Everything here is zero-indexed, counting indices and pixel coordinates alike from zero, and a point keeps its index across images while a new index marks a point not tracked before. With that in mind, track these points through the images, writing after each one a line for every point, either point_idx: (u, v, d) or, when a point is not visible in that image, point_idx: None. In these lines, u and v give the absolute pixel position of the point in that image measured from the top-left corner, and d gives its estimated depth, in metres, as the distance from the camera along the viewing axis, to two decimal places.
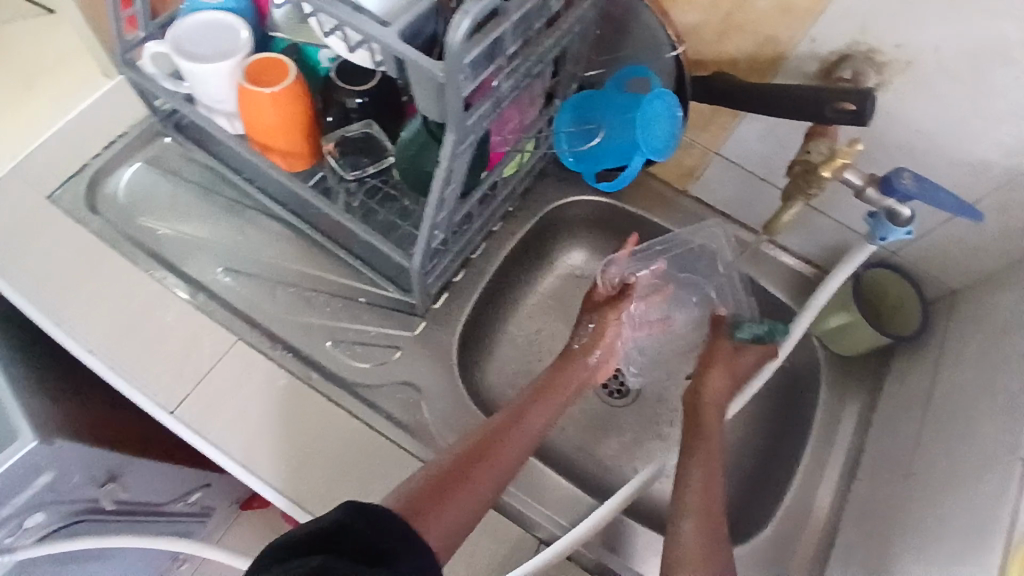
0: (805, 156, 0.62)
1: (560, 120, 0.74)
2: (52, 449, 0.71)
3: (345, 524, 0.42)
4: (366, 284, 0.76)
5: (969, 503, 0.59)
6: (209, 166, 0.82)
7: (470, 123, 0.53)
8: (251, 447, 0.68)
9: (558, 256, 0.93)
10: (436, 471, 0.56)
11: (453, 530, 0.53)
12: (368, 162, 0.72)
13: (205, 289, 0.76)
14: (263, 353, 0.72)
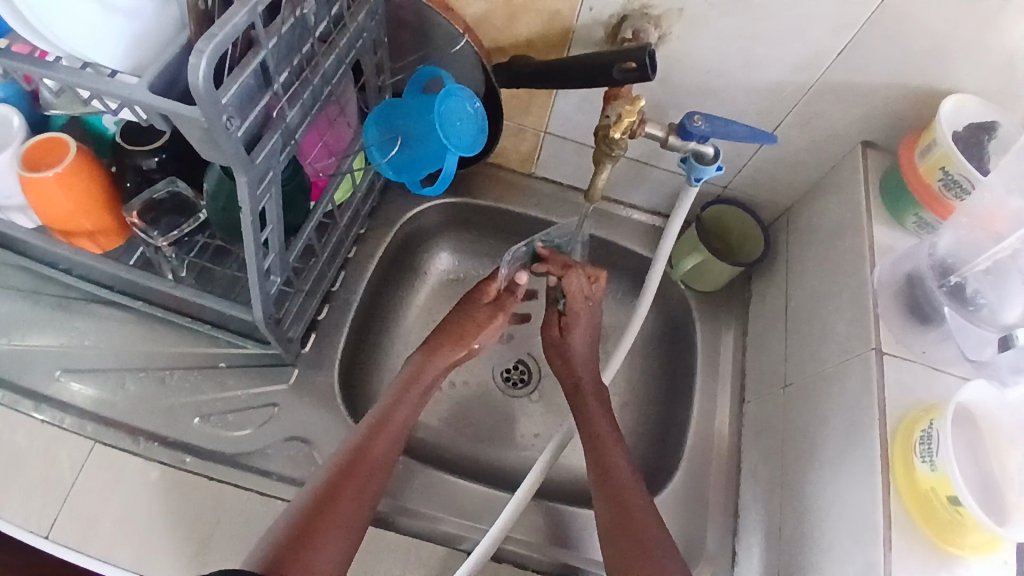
0: (605, 122, 0.64)
1: (366, 133, 0.68)
2: None
3: None
4: (225, 346, 0.74)
5: (840, 401, 0.64)
6: (24, 266, 0.75)
7: (261, 160, 0.51)
8: (137, 550, 0.63)
9: (427, 265, 0.92)
10: (303, 509, 0.59)
11: (330, 561, 0.57)
12: (185, 221, 0.69)
13: (47, 399, 0.69)
14: (126, 449, 0.67)
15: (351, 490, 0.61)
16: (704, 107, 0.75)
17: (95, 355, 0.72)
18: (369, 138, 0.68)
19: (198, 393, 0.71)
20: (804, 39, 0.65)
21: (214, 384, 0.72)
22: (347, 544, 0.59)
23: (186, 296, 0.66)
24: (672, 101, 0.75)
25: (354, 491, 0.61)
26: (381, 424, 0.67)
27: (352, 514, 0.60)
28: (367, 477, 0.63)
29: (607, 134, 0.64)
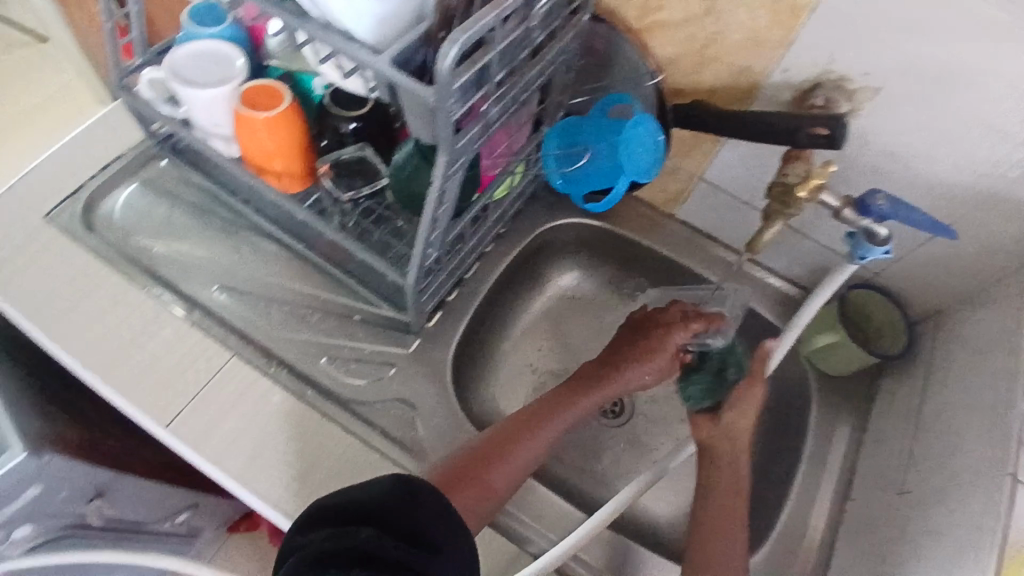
0: (782, 178, 0.65)
1: (547, 145, 0.77)
2: (39, 462, 0.70)
3: (380, 504, 0.49)
4: (362, 301, 0.78)
5: (954, 523, 0.60)
6: (208, 189, 0.85)
7: (461, 145, 0.56)
8: (249, 462, 0.67)
9: (550, 277, 0.95)
10: (466, 459, 0.64)
11: (477, 511, 0.62)
12: (363, 184, 0.76)
13: (202, 306, 0.77)
14: (258, 368, 0.73)
15: (507, 463, 0.65)
16: (874, 188, 0.74)
17: (250, 279, 0.80)
18: (548, 149, 0.76)
19: (329, 337, 0.77)
20: (1001, 142, 0.62)
21: (345, 332, 0.77)
22: (493, 505, 0.63)
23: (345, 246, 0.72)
24: (840, 176, 0.74)
25: (512, 463, 0.65)
26: (543, 414, 0.71)
27: (500, 482, 0.64)
28: (522, 456, 0.67)
29: (787, 190, 0.65)
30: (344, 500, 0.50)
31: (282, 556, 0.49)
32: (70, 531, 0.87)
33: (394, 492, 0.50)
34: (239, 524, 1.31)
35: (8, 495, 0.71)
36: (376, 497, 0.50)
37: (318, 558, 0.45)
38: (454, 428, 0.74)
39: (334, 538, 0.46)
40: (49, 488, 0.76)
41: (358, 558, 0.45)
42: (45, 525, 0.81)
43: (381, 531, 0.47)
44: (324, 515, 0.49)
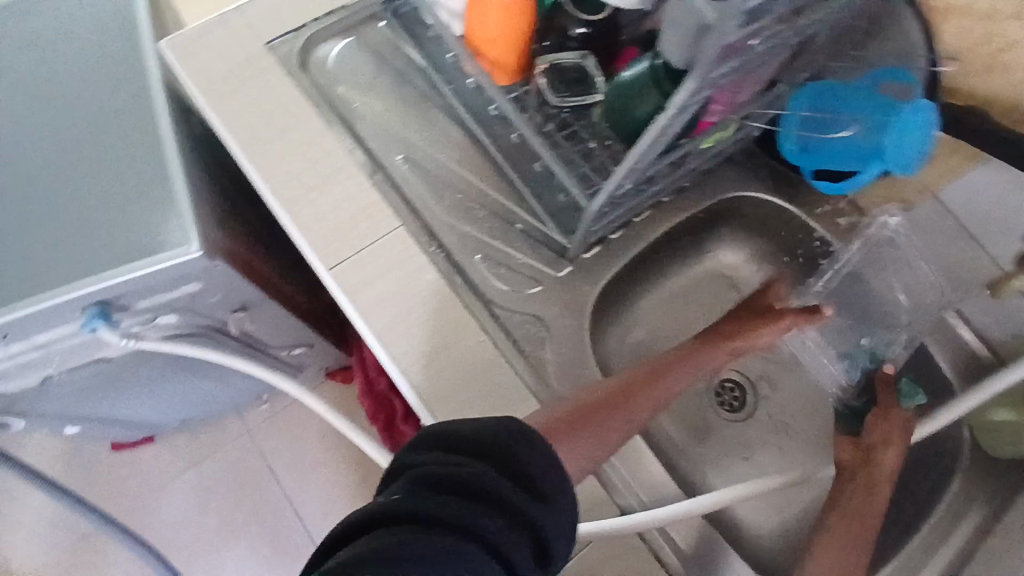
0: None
1: (795, 104, 0.72)
2: (207, 263, 0.75)
3: (501, 443, 0.50)
4: (527, 213, 0.77)
5: None
6: (413, 58, 0.84)
7: (714, 75, 0.50)
8: (389, 324, 0.71)
9: (711, 250, 0.90)
10: (572, 405, 0.61)
11: (579, 455, 0.58)
12: (576, 94, 0.70)
13: (384, 170, 0.78)
14: (418, 244, 0.74)
15: (614, 414, 0.62)
16: None
17: (432, 158, 0.80)
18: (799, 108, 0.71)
19: (489, 236, 0.77)
20: None
21: (506, 237, 0.77)
22: (597, 454, 0.59)
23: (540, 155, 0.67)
24: None
25: (619, 415, 0.62)
26: (655, 372, 0.68)
27: (606, 432, 0.60)
28: (630, 415, 0.63)
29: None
30: (453, 428, 0.50)
31: (393, 465, 0.50)
32: (209, 332, 0.93)
33: (504, 429, 0.51)
34: (337, 373, 1.46)
35: (173, 282, 0.76)
36: (487, 431, 0.50)
37: (433, 480, 0.46)
38: (580, 361, 0.74)
39: (446, 463, 0.47)
40: (208, 288, 0.82)
41: (471, 491, 0.46)
42: (187, 319, 0.86)
43: (493, 468, 0.48)
44: (436, 437, 0.50)
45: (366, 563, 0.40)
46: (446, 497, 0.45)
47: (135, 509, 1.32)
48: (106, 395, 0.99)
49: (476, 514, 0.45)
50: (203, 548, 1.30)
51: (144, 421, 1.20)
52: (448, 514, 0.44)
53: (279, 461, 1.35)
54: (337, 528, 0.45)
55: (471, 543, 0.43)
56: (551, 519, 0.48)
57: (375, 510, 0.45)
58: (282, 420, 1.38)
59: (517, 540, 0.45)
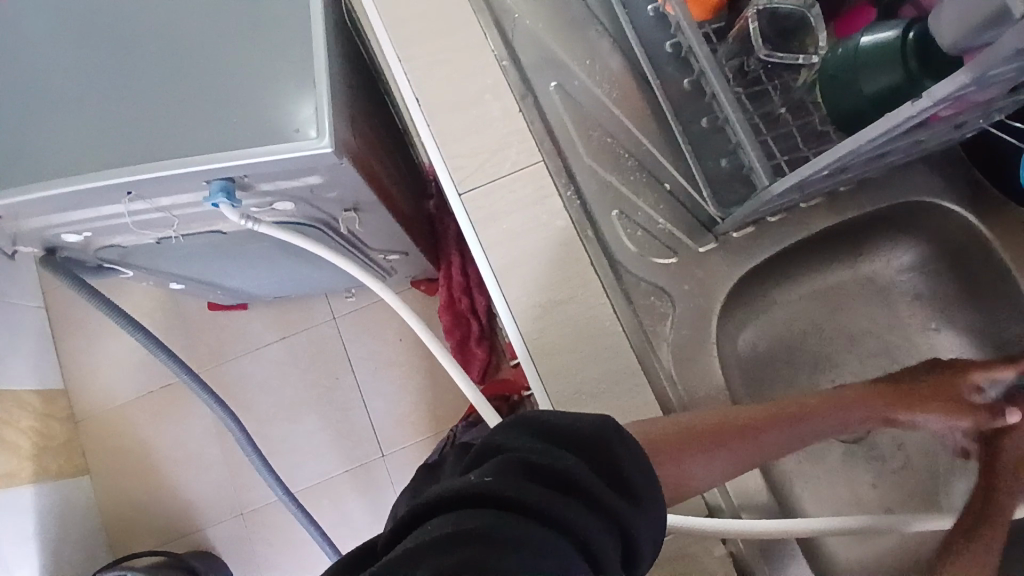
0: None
1: None
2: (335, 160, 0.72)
3: (602, 442, 0.46)
4: (680, 173, 0.70)
5: None
6: None
7: (997, 72, 0.40)
8: (510, 263, 0.67)
9: (868, 254, 0.80)
10: (682, 428, 0.56)
11: (676, 485, 0.54)
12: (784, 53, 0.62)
13: (535, 96, 0.71)
14: (556, 185, 0.68)
15: (722, 454, 0.57)
16: None
17: (587, 92, 0.72)
18: None
19: (632, 191, 0.70)
20: None
21: (650, 197, 0.70)
22: (695, 488, 0.55)
23: (728, 109, 0.59)
24: None
25: (729, 454, 0.57)
26: (788, 421, 0.61)
27: (708, 472, 0.56)
28: (744, 453, 0.58)
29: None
30: (556, 420, 0.47)
31: (485, 446, 0.47)
32: (320, 225, 0.92)
33: (601, 429, 0.47)
34: (420, 284, 1.46)
35: (297, 173, 0.74)
36: (585, 429, 0.47)
37: (529, 466, 0.42)
38: (700, 347, 0.68)
39: (543, 453, 0.43)
40: (327, 183, 0.80)
41: (564, 485, 0.42)
42: (302, 209, 0.85)
43: (588, 466, 0.44)
44: (530, 426, 0.47)
45: (456, 538, 0.37)
46: (540, 488, 0.41)
47: (223, 366, 1.41)
48: (213, 262, 1.02)
49: (569, 508, 0.41)
50: (275, 416, 1.38)
51: (242, 291, 1.24)
52: (539, 503, 0.40)
53: (356, 355, 1.39)
54: (424, 498, 0.42)
55: (563, 539, 0.39)
56: (641, 529, 0.44)
57: (465, 485, 0.41)
58: (365, 316, 1.40)
59: (606, 542, 0.41)
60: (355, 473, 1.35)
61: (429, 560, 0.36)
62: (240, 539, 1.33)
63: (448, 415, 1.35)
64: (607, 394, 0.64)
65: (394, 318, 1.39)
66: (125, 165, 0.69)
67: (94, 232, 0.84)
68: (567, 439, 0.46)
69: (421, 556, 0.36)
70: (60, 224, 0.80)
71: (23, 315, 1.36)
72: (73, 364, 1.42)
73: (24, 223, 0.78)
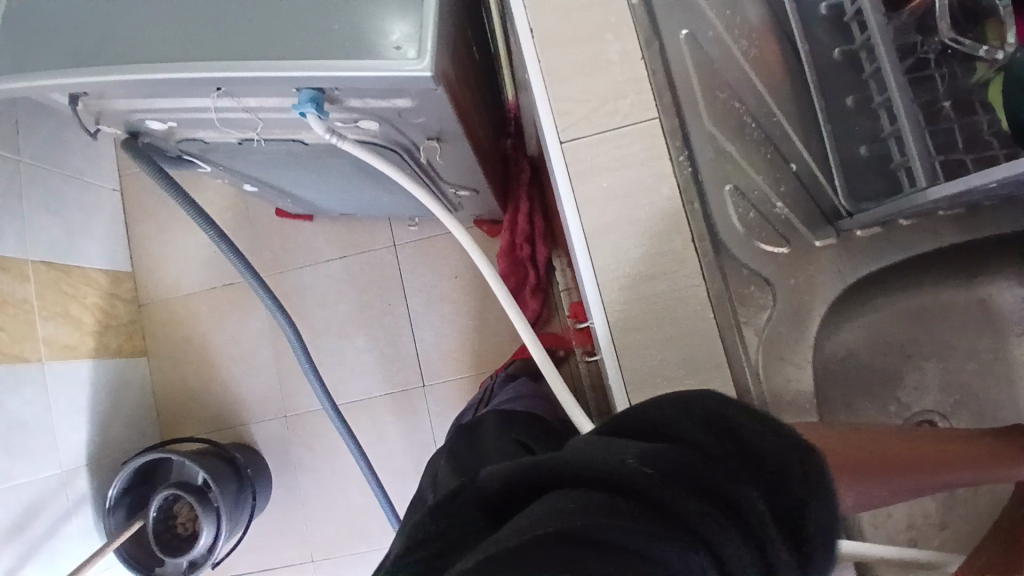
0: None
1: None
2: (430, 84, 0.67)
3: (782, 454, 0.39)
4: (807, 154, 0.64)
5: None
6: None
7: None
8: (603, 225, 0.62)
9: (993, 275, 0.71)
10: None
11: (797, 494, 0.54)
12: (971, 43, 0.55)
13: (661, 43, 0.64)
14: (668, 145, 0.62)
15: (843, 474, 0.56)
16: None
17: (721, 49, 0.65)
18: None
19: (750, 164, 0.64)
20: None
21: (769, 174, 0.64)
22: None
23: (895, 94, 0.54)
24: None
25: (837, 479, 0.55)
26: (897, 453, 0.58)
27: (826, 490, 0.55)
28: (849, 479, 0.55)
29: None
30: (722, 415, 0.42)
31: (636, 427, 0.45)
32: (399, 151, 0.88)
33: (781, 450, 0.40)
34: (483, 223, 1.42)
35: (390, 93, 0.70)
36: (763, 442, 0.40)
37: (673, 465, 0.39)
38: (794, 348, 0.63)
39: (692, 456, 0.40)
40: (418, 108, 0.75)
41: (708, 493, 0.38)
42: (386, 130, 0.81)
43: (755, 483, 0.39)
44: (694, 417, 0.43)
45: (571, 531, 0.36)
46: (673, 487, 0.38)
47: (281, 272, 1.42)
48: (287, 170, 1.00)
49: (708, 522, 0.37)
50: (325, 329, 1.40)
51: (309, 202, 1.23)
52: (674, 510, 0.37)
53: (412, 283, 1.38)
54: (559, 466, 0.41)
55: (695, 556, 0.36)
56: (792, 566, 0.37)
57: (591, 466, 0.40)
58: (424, 248, 1.38)
59: (747, 570, 0.36)
60: (395, 397, 1.36)
61: (537, 549, 0.36)
62: (277, 442, 1.38)
63: (491, 358, 1.34)
64: (684, 383, 0.60)
65: (454, 253, 1.37)
66: (216, 58, 0.65)
67: (175, 122, 0.83)
68: (740, 447, 0.41)
69: (533, 540, 0.36)
70: (144, 110, 0.78)
71: (98, 194, 1.38)
72: (140, 248, 1.45)
73: (110, 103, 0.76)
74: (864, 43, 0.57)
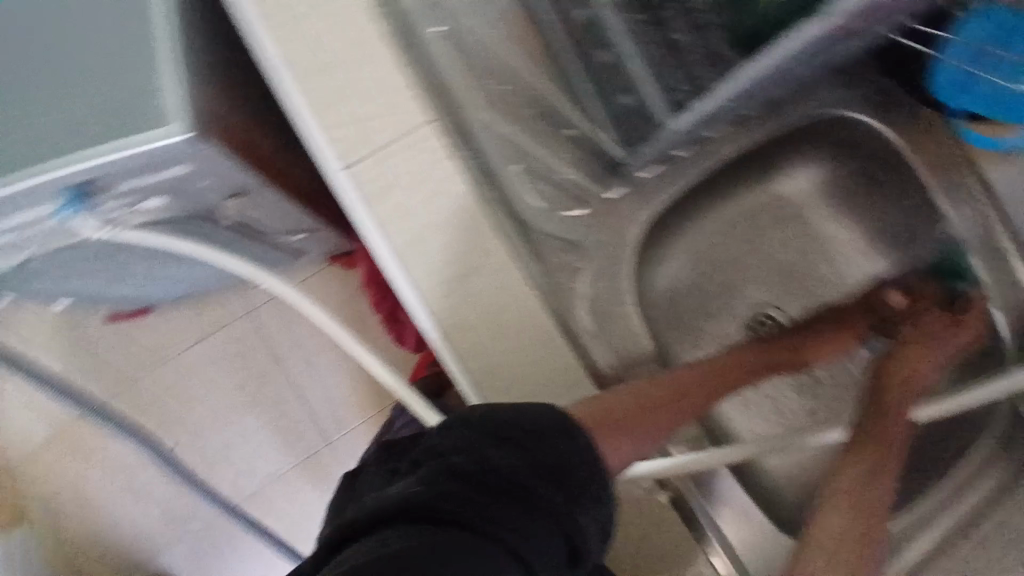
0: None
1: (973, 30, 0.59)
2: (196, 147, 0.61)
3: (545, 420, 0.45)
4: (580, 114, 0.64)
5: None
6: None
7: None
8: (408, 239, 0.61)
9: (781, 172, 0.78)
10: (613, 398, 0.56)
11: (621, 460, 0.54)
12: None
13: (415, 46, 0.64)
14: (448, 143, 0.62)
15: (666, 416, 0.58)
16: None
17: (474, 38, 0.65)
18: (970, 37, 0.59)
19: (534, 140, 0.66)
20: None
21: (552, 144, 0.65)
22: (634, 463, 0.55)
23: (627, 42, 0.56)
24: None
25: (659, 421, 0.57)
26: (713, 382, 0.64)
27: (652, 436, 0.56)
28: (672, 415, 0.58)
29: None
30: (500, 409, 0.45)
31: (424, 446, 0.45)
32: (199, 220, 0.83)
33: (546, 415, 0.45)
34: (340, 258, 1.37)
35: (160, 165, 0.63)
36: (540, 419, 0.45)
37: (455, 471, 0.41)
38: (617, 300, 0.67)
39: (470, 452, 0.42)
40: (198, 172, 0.69)
41: (494, 484, 0.40)
42: (175, 203, 0.75)
43: (541, 463, 0.42)
44: (472, 416, 0.45)
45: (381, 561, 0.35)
46: (461, 491, 0.39)
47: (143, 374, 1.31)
48: (89, 272, 0.89)
49: (498, 516, 0.38)
50: (209, 417, 1.31)
51: (143, 295, 1.13)
52: (465, 516, 0.38)
53: (283, 344, 1.32)
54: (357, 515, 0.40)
55: (492, 550, 0.37)
56: (585, 517, 0.42)
57: (383, 502, 0.39)
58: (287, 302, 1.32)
59: (544, 543, 0.39)
60: (304, 461, 1.30)
61: None
62: (192, 549, 1.28)
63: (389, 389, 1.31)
64: (530, 365, 0.61)
65: None
66: None
67: None
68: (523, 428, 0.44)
69: None
70: None
71: None
72: None
73: None
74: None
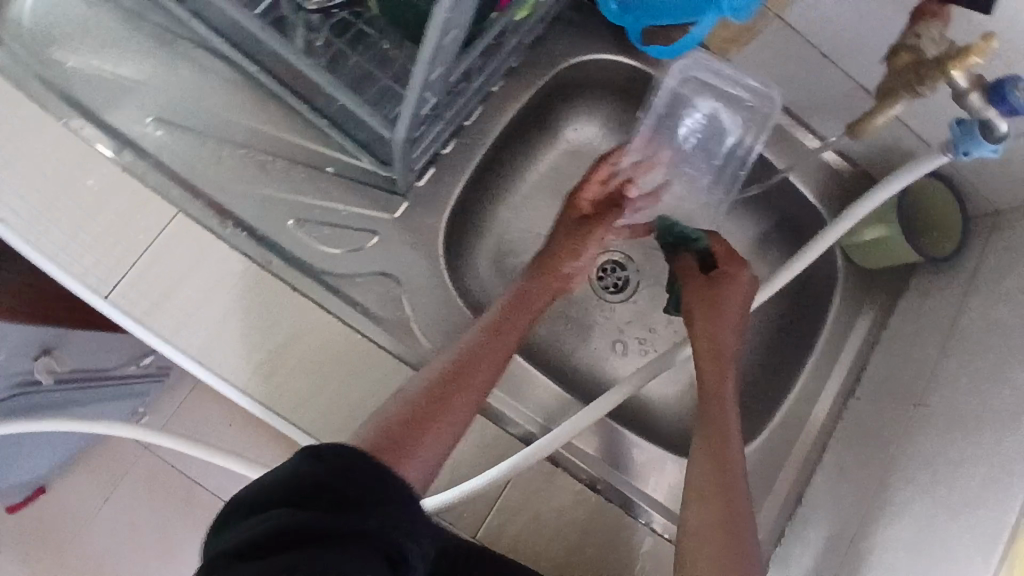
0: (911, 42, 0.47)
1: None
2: None
3: (311, 464, 0.37)
4: (332, 150, 0.63)
5: (971, 467, 0.53)
6: None
7: None
8: (207, 340, 0.58)
9: (563, 128, 0.78)
10: (385, 415, 0.48)
11: (429, 468, 0.47)
12: None
13: (136, 147, 0.60)
14: (209, 229, 0.59)
15: (462, 394, 0.50)
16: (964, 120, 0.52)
17: (194, 114, 0.62)
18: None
19: (297, 192, 0.63)
20: None
21: (316, 188, 0.63)
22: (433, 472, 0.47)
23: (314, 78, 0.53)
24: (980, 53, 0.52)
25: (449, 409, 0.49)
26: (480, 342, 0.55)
27: (455, 422, 0.49)
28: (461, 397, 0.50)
29: (932, 60, 0.45)
30: (270, 478, 0.37)
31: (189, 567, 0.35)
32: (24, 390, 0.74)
33: (316, 453, 0.38)
34: None
35: None
36: (315, 457, 0.38)
37: (243, 554, 0.33)
38: (447, 309, 0.66)
39: (252, 529, 0.34)
40: None
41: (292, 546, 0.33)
42: None
43: (342, 500, 0.36)
44: (241, 505, 0.36)
45: None
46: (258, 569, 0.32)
47: None
48: None
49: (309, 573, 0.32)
50: None
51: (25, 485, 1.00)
52: None
53: (200, 478, 1.08)
54: None
55: None
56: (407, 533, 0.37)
57: None
58: None
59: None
60: None
61: None
62: None
63: None
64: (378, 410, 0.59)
65: None
66: None
67: None
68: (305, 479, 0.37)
69: None
70: None
71: None
72: None
73: None
74: (270, 49, 0.55)
